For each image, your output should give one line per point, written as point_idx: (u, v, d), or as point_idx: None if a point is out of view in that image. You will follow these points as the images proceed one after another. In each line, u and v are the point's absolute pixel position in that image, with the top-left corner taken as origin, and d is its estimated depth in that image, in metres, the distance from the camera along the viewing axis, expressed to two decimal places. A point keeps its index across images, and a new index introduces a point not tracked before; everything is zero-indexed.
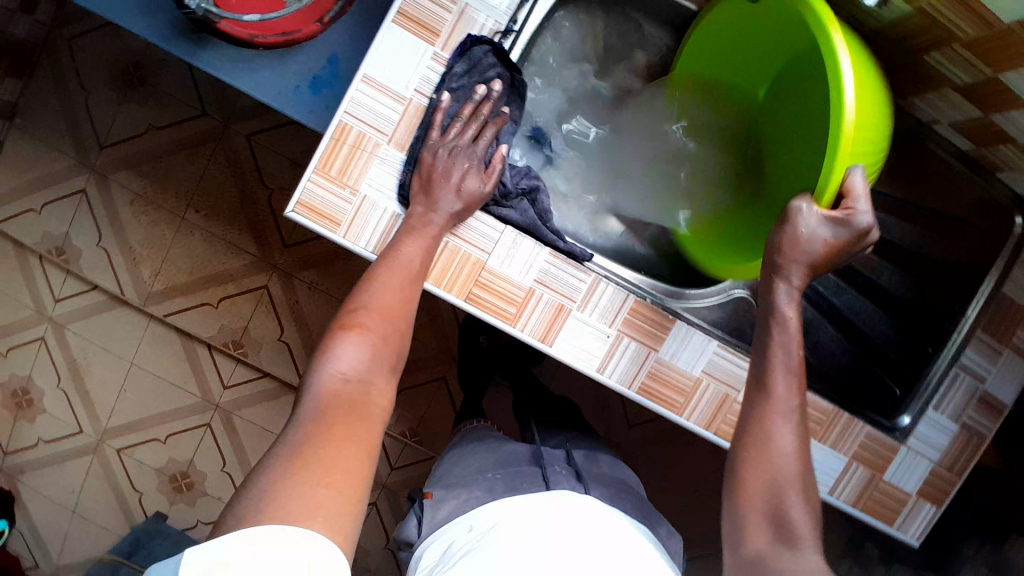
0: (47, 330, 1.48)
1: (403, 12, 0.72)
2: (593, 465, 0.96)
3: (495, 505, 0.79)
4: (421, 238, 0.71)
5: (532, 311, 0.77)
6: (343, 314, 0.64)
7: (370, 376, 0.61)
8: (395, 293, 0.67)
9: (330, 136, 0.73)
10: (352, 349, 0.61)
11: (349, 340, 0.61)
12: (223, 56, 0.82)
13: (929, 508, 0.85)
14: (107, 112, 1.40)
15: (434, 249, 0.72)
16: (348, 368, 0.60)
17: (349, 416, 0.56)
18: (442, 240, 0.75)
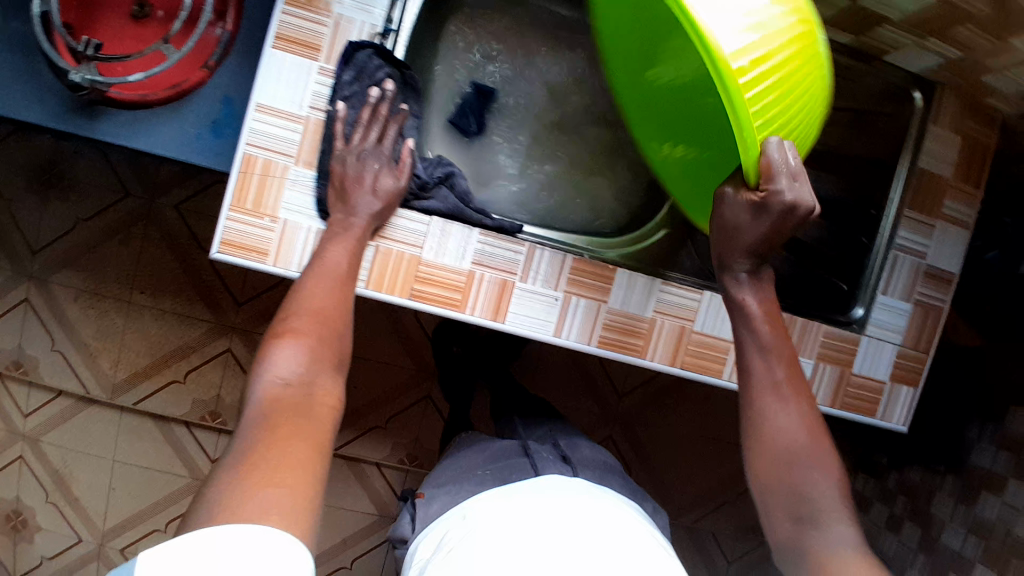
0: (23, 446, 1.45)
1: (279, 35, 0.74)
2: (583, 450, 0.96)
3: (482, 500, 0.78)
4: (346, 241, 0.72)
5: (476, 293, 0.78)
6: (276, 322, 0.65)
7: (311, 376, 0.61)
8: (325, 296, 0.67)
9: (238, 170, 0.73)
10: (289, 353, 0.61)
11: (284, 344, 0.62)
12: (119, 122, 0.82)
13: (906, 390, 0.88)
14: (32, 217, 1.39)
15: (358, 249, 0.73)
16: (285, 371, 0.60)
17: (294, 416, 0.57)
18: (368, 246, 0.76)
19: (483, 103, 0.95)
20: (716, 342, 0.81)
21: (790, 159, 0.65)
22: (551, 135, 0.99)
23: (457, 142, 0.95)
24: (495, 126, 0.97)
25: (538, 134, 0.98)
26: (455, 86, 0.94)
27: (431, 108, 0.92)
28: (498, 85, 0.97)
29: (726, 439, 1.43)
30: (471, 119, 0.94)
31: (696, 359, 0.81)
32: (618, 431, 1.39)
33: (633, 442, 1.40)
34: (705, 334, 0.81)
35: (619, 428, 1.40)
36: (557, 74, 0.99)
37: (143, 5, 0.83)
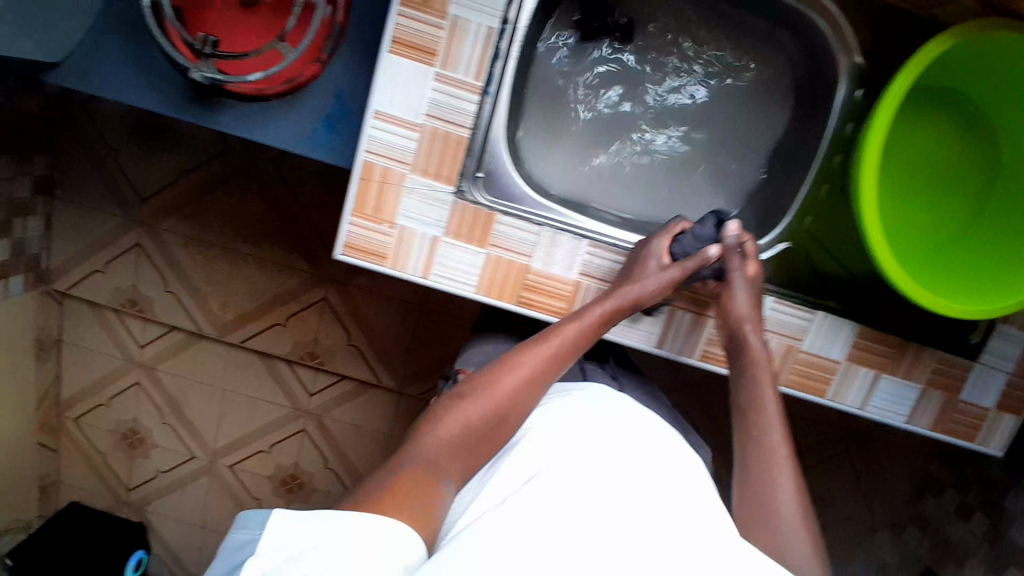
0: (140, 374, 1.63)
1: (396, 39, 0.72)
2: (626, 374, 1.02)
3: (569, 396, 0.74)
4: (580, 327, 0.73)
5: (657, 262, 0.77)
6: (476, 374, 0.73)
7: (498, 426, 0.69)
8: (540, 373, 0.72)
9: (358, 177, 0.75)
10: (487, 401, 0.69)
11: (471, 397, 0.69)
12: (236, 114, 0.84)
13: (1010, 418, 0.85)
14: (139, 166, 1.46)
15: (583, 345, 0.74)
16: (478, 412, 0.68)
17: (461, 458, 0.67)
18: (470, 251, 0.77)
19: (588, 106, 0.91)
20: (822, 363, 0.80)
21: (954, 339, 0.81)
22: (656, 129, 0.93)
23: (560, 140, 0.91)
24: (599, 122, 0.92)
25: (643, 133, 0.93)
26: (556, 89, 0.89)
27: (530, 114, 0.87)
28: (602, 84, 0.91)
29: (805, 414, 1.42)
30: (573, 125, 0.91)
31: (799, 377, 0.81)
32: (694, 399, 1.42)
33: None
34: (812, 354, 0.80)
35: None
36: (669, 63, 0.91)
37: None
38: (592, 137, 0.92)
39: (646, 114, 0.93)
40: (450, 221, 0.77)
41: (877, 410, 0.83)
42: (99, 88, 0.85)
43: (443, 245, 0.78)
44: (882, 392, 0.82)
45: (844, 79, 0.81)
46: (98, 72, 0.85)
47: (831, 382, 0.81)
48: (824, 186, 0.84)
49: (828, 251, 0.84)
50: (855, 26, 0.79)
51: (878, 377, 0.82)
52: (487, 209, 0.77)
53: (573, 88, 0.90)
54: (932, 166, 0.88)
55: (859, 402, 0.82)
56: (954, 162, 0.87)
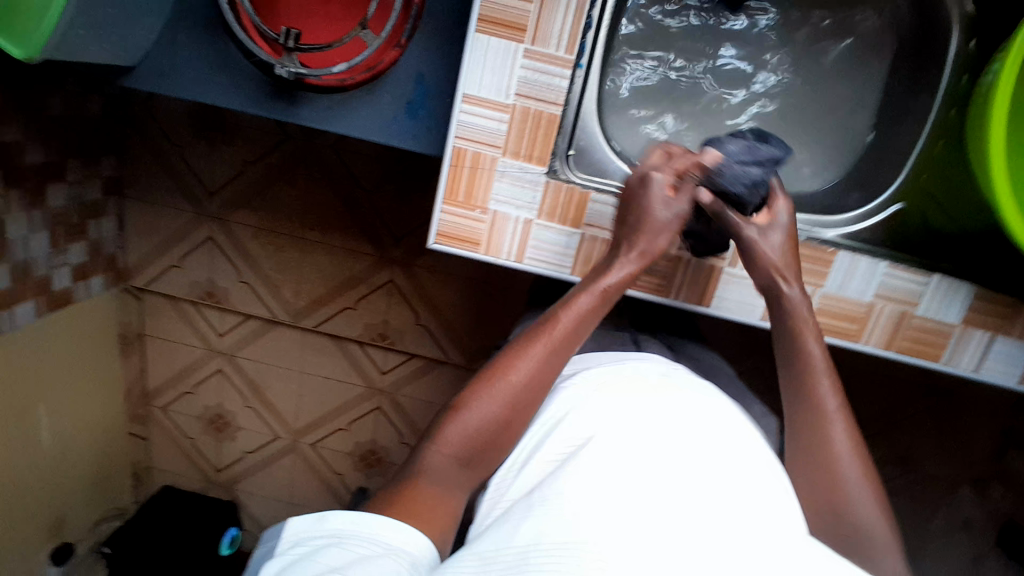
0: (221, 361, 1.70)
1: (483, 18, 0.69)
2: (684, 343, 1.01)
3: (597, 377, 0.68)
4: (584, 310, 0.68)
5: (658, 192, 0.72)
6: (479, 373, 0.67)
7: (510, 428, 0.64)
8: (547, 364, 0.66)
9: (449, 163, 0.74)
10: (493, 404, 0.63)
11: (474, 404, 0.64)
12: (318, 107, 0.84)
13: None
14: (205, 161, 1.48)
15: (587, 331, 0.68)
16: (486, 420, 0.63)
17: (472, 464, 0.63)
18: (562, 233, 0.76)
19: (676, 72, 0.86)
20: (938, 327, 0.77)
21: None
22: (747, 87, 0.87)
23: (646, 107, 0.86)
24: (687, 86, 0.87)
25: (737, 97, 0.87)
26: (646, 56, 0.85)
27: (621, 82, 0.84)
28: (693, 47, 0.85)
29: (893, 374, 1.37)
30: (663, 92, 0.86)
31: (913, 345, 0.77)
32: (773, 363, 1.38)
33: None
34: (927, 319, 0.77)
35: None
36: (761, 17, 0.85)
37: None
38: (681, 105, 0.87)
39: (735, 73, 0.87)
40: (543, 203, 0.75)
41: (994, 373, 0.79)
42: (181, 90, 0.86)
43: (535, 228, 0.76)
44: (1000, 355, 0.78)
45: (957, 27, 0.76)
46: (179, 75, 0.86)
47: (947, 347, 0.78)
48: (939, 140, 0.80)
49: (941, 211, 0.80)
50: None
51: (995, 339, 0.77)
52: (581, 188, 0.75)
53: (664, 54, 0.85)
54: None
55: (974, 366, 0.79)
56: None
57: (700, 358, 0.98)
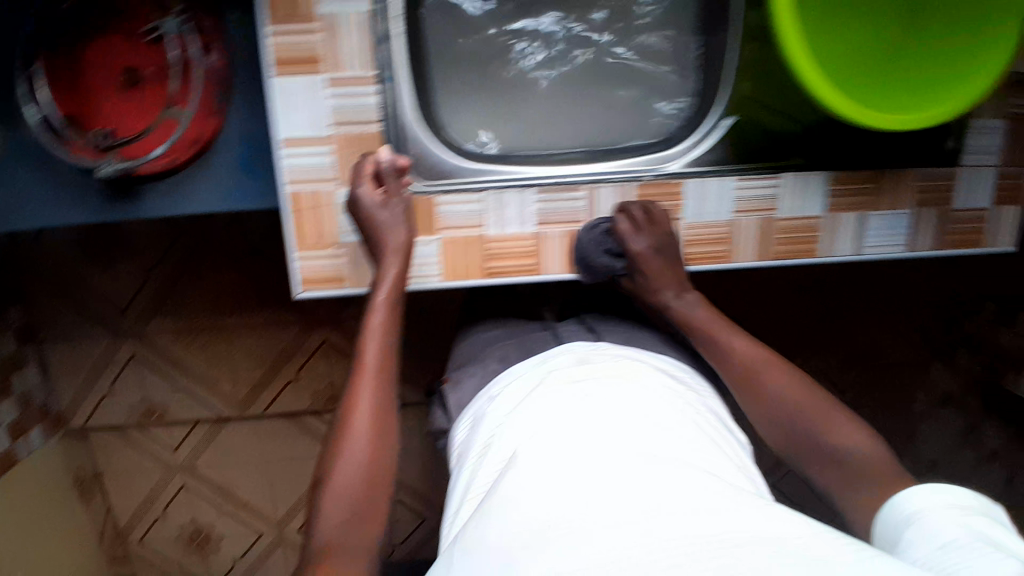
0: (183, 477, 1.64)
1: (277, 59, 0.70)
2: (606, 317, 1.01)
3: (514, 397, 0.74)
4: (380, 330, 0.73)
5: (401, 214, 0.73)
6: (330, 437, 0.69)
7: (376, 465, 0.66)
8: (378, 391, 0.70)
9: (290, 210, 0.74)
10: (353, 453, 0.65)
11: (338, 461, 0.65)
12: (162, 195, 0.84)
13: (1007, 209, 0.84)
14: (103, 282, 1.44)
15: (393, 346, 0.74)
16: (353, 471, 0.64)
17: (361, 517, 0.63)
18: (418, 245, 0.77)
19: (500, 45, 0.79)
20: (805, 222, 0.79)
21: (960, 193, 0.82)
22: (565, 46, 0.80)
23: (464, 94, 0.80)
24: (502, 62, 0.80)
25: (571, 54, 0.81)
26: (455, 39, 0.78)
27: (439, 75, 0.78)
28: (509, 15, 0.79)
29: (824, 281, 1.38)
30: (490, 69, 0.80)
31: (785, 246, 0.80)
32: (710, 306, 1.38)
33: (729, 311, 1.39)
34: (793, 219, 0.79)
35: (711, 302, 1.38)
36: None
37: (131, 71, 0.79)
38: (515, 78, 0.81)
39: (548, 33, 0.79)
40: None
41: (877, 249, 0.81)
42: (27, 218, 0.84)
43: None
44: (874, 230, 0.81)
45: None
46: (18, 204, 0.84)
47: (819, 239, 0.80)
48: (749, 44, 0.76)
49: (776, 109, 0.77)
50: None
51: (865, 217, 0.80)
52: (425, 194, 0.75)
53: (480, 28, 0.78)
54: None
55: (854, 248, 0.81)
56: None
57: (624, 323, 0.98)
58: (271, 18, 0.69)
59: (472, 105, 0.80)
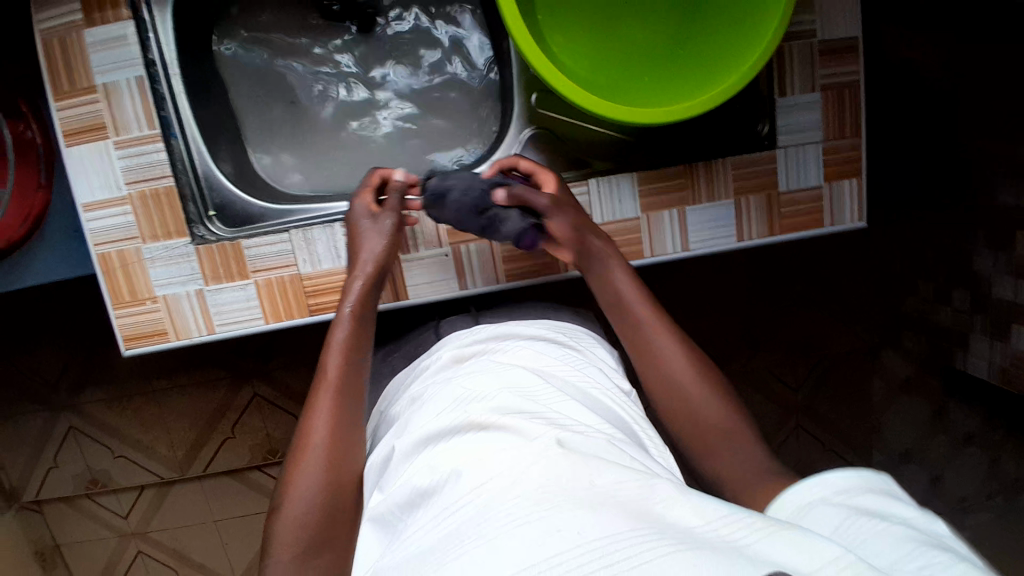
0: (137, 543, 1.64)
1: (68, 132, 0.73)
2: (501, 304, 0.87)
3: (408, 408, 0.65)
4: (340, 347, 0.68)
5: (388, 226, 0.73)
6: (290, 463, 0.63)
7: (336, 492, 0.60)
8: (344, 413, 0.64)
9: (102, 272, 0.75)
10: (308, 481, 0.59)
11: (296, 489, 0.59)
12: (4, 272, 0.85)
13: (850, 182, 0.80)
14: (35, 358, 1.47)
15: (362, 362, 0.69)
16: (309, 498, 0.58)
17: (320, 553, 0.57)
18: (234, 288, 0.77)
19: (310, 86, 0.84)
20: (622, 224, 0.78)
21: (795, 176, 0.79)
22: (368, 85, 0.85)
23: (278, 145, 0.84)
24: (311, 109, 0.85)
25: (385, 85, 0.85)
26: (263, 90, 0.84)
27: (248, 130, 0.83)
28: (320, 59, 0.84)
29: None
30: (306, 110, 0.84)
31: None
32: None
33: None
34: (609, 223, 0.78)
35: None
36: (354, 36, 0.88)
37: None
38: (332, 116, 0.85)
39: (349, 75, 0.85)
40: (204, 268, 0.76)
41: (704, 242, 0.79)
42: None
43: (209, 295, 0.76)
44: (697, 225, 0.78)
45: None
46: None
47: (643, 240, 0.78)
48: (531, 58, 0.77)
49: (570, 118, 0.78)
50: None
51: (684, 212, 0.78)
52: (230, 241, 0.75)
53: (295, 77, 0.84)
54: None
55: (681, 245, 0.79)
56: None
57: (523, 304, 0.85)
58: (58, 96, 0.72)
59: (286, 151, 0.84)
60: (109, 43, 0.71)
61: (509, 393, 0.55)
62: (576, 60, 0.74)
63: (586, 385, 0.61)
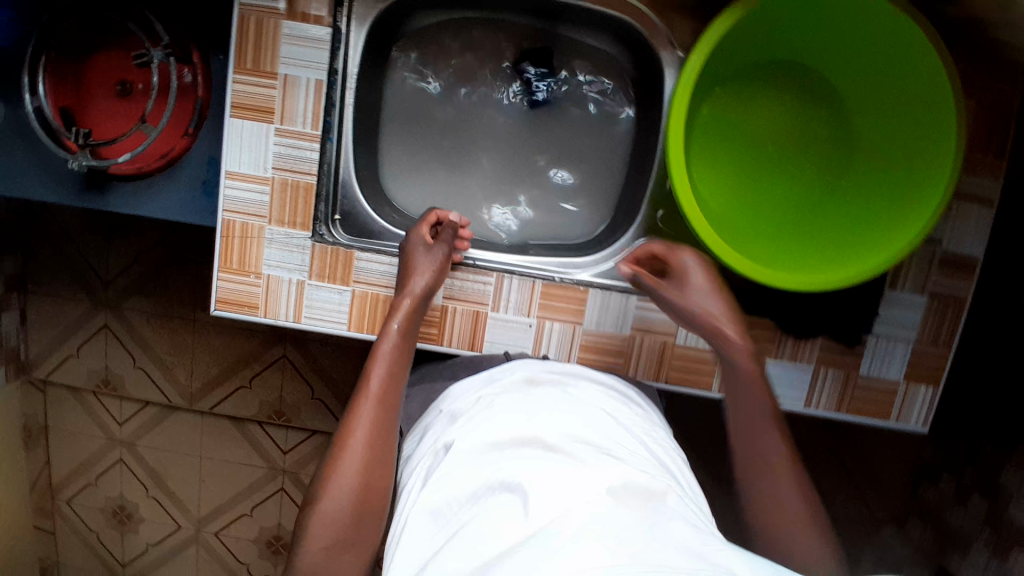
0: (122, 451, 1.66)
1: (237, 104, 0.77)
2: None
3: (464, 407, 0.71)
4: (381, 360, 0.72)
5: (442, 256, 0.78)
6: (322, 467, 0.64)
7: (366, 498, 0.62)
8: (381, 429, 0.66)
9: (220, 235, 0.80)
10: (345, 482, 0.61)
11: (327, 492, 0.61)
12: (125, 194, 0.90)
13: (926, 389, 0.83)
14: (99, 254, 1.53)
15: (399, 379, 0.72)
16: (342, 495, 0.61)
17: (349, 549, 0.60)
18: (334, 291, 0.81)
19: (454, 130, 0.90)
20: (701, 355, 0.80)
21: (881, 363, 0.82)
22: (507, 142, 0.90)
23: (410, 168, 0.90)
24: (448, 145, 0.90)
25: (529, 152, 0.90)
26: (415, 118, 0.89)
27: (388, 148, 0.89)
28: (473, 107, 0.89)
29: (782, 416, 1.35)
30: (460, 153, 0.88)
31: (680, 373, 0.81)
32: None
33: None
34: (689, 347, 0.80)
35: None
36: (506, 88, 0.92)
37: (126, 82, 0.88)
38: (465, 158, 0.90)
39: (494, 129, 0.90)
40: (313, 264, 0.80)
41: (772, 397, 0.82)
42: (9, 184, 0.92)
43: (309, 287, 0.81)
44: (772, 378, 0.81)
45: (668, 71, 0.76)
46: (8, 170, 0.91)
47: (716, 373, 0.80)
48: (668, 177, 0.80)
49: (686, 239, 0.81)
50: (668, 22, 0.75)
51: (764, 363, 0.81)
52: (346, 247, 0.80)
53: (447, 116, 0.89)
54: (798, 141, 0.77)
55: None
56: (810, 131, 0.77)
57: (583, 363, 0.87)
58: (237, 65, 0.76)
59: (413, 177, 0.90)
60: (303, 42, 0.75)
61: (575, 433, 0.62)
62: (713, 199, 0.76)
63: (651, 445, 0.67)
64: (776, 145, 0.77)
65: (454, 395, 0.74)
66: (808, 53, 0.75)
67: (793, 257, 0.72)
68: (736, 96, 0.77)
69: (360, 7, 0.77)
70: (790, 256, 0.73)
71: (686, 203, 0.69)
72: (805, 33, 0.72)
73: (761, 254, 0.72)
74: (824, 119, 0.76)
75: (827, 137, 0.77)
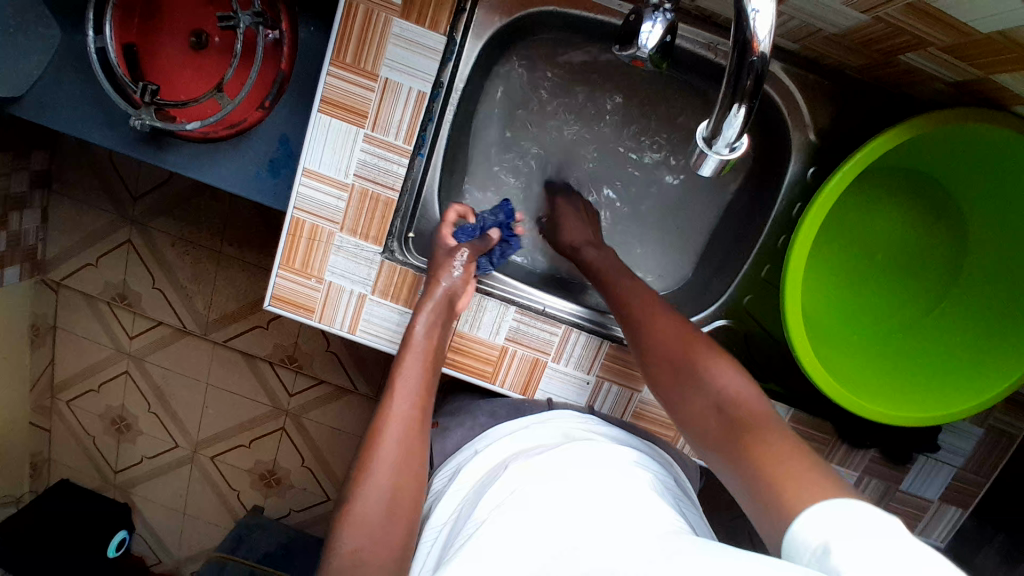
0: (129, 364, 1.60)
1: (327, 99, 0.70)
2: None
3: (506, 445, 0.71)
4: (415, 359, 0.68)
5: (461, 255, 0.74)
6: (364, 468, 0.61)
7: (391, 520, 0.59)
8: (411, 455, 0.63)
9: (287, 233, 0.75)
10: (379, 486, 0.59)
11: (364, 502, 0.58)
12: (185, 154, 0.84)
13: (953, 510, 0.83)
14: (134, 167, 1.42)
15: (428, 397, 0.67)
16: None
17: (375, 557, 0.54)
18: (394, 311, 0.78)
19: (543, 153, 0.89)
20: None
21: (924, 484, 0.81)
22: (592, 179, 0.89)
23: (490, 192, 0.89)
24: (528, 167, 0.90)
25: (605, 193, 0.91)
26: (505, 141, 0.88)
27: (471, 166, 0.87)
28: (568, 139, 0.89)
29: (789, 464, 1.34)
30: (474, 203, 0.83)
31: None
32: None
33: None
34: None
35: None
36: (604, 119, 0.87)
37: (201, 34, 0.81)
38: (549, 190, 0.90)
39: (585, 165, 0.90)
40: (378, 281, 0.77)
41: None
42: (56, 121, 0.84)
43: (369, 302, 0.77)
44: None
45: (795, 154, 0.74)
46: (56, 104, 0.84)
47: None
48: (763, 264, 0.79)
49: (767, 328, 0.80)
50: (809, 102, 0.72)
51: None
52: (415, 270, 0.77)
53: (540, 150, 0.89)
54: (906, 257, 0.77)
55: None
56: (922, 247, 0.76)
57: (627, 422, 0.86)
58: (336, 58, 0.68)
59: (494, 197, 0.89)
60: (416, 48, 0.69)
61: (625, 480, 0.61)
62: (811, 302, 0.76)
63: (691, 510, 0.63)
64: (881, 257, 0.78)
65: (489, 439, 0.73)
66: (945, 173, 0.73)
67: (872, 376, 0.72)
68: (856, 201, 0.77)
69: (481, 21, 0.72)
70: (872, 376, 0.72)
71: (789, 313, 0.66)
72: (946, 155, 0.71)
73: (843, 370, 0.71)
74: (938, 246, 0.75)
75: (936, 261, 0.75)
